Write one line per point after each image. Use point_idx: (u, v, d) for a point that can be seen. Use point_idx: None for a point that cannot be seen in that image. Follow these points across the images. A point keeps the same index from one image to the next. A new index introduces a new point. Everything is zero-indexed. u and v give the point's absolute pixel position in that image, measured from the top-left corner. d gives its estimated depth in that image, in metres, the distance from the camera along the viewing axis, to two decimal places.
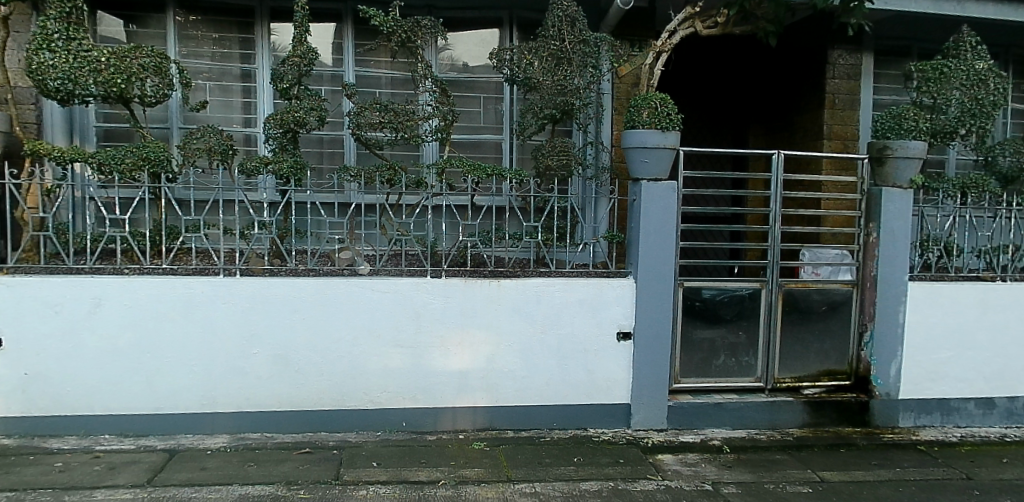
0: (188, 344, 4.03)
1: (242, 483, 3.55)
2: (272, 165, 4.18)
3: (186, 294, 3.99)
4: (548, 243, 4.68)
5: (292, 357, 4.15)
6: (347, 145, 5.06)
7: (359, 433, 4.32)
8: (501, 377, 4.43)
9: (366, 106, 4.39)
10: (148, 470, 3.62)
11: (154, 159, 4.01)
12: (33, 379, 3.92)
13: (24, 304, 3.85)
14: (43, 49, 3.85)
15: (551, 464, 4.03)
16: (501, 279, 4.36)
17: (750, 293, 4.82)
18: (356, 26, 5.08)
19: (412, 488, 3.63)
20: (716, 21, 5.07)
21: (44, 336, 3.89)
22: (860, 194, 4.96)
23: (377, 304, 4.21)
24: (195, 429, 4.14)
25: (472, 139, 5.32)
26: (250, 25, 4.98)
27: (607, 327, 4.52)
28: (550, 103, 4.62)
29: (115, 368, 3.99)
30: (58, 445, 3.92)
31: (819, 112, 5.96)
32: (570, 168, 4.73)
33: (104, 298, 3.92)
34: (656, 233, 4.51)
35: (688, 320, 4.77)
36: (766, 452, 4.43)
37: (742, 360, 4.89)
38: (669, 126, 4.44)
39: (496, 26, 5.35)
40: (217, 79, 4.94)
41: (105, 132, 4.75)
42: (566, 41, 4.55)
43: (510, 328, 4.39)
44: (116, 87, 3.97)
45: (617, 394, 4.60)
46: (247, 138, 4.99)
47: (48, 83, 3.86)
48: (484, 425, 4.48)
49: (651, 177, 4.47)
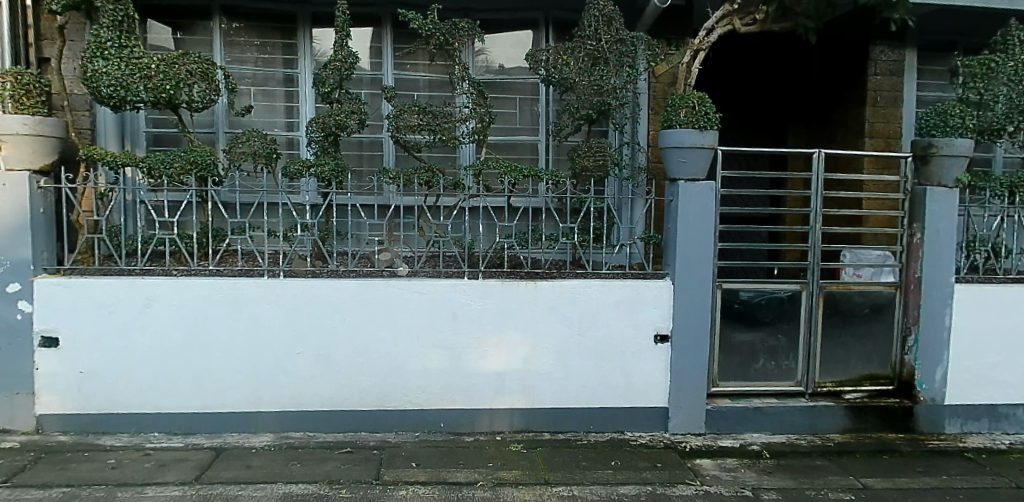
0: (234, 343, 4.11)
1: (285, 481, 3.60)
2: (314, 169, 4.21)
3: (234, 295, 4.07)
4: (584, 244, 4.66)
5: (334, 357, 4.20)
6: (386, 148, 5.11)
7: (398, 433, 4.35)
8: (538, 379, 4.42)
9: (405, 108, 4.41)
10: (196, 468, 3.70)
11: (201, 163, 4.08)
12: (88, 376, 4.05)
13: (80, 305, 3.97)
14: (97, 57, 3.96)
15: (588, 468, 4.00)
16: (538, 281, 4.35)
17: (789, 295, 4.72)
18: (395, 30, 5.13)
19: (450, 489, 3.64)
20: (755, 18, 4.98)
21: (97, 334, 4.01)
22: (904, 195, 4.82)
23: (416, 304, 4.23)
24: (242, 427, 4.21)
25: (509, 140, 5.32)
26: (293, 31, 5.05)
27: (645, 330, 4.47)
28: (586, 103, 4.61)
29: (166, 367, 4.08)
30: (111, 442, 4.03)
31: (861, 109, 5.80)
32: (606, 168, 4.69)
33: (155, 298, 4.01)
34: (694, 233, 4.44)
35: (726, 323, 4.69)
36: (807, 458, 4.32)
37: (781, 363, 4.79)
38: (707, 125, 4.37)
39: (532, 27, 5.34)
40: (261, 84, 5.03)
41: (154, 137, 4.89)
42: (603, 41, 4.52)
43: (547, 330, 4.37)
44: (164, 93, 4.06)
45: (655, 397, 4.55)
46: (290, 142, 5.07)
47: (101, 90, 3.97)
48: (521, 427, 4.47)
49: (688, 178, 4.41)
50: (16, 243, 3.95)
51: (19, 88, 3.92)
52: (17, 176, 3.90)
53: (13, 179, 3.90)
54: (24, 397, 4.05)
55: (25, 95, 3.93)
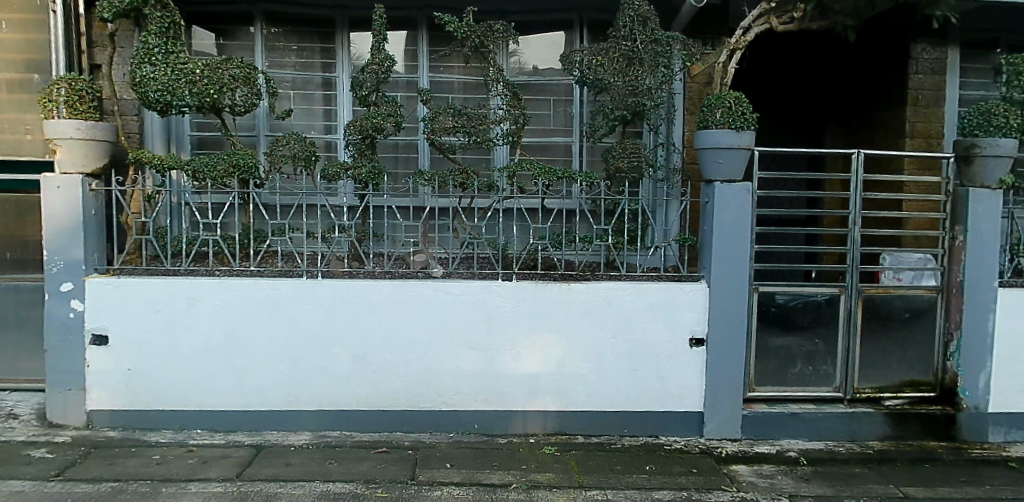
0: (274, 343, 4.18)
1: (323, 480, 3.65)
2: (351, 171, 4.27)
3: (273, 295, 4.14)
4: (618, 246, 4.63)
5: (371, 358, 4.24)
6: (421, 150, 5.15)
7: (432, 433, 4.37)
8: (572, 382, 4.40)
9: (441, 110, 4.44)
10: (237, 465, 3.77)
11: (243, 166, 4.17)
12: (135, 374, 4.16)
13: (129, 304, 4.09)
14: (145, 63, 4.07)
15: (622, 472, 3.96)
16: (572, 283, 4.33)
17: (827, 299, 4.62)
18: (430, 32, 5.16)
19: (484, 491, 3.64)
20: (792, 16, 4.89)
21: (144, 333, 4.12)
22: (945, 196, 4.67)
23: (452, 306, 4.25)
24: (281, 425, 4.28)
25: (543, 142, 5.31)
26: (331, 35, 5.12)
27: (679, 334, 4.42)
28: (621, 104, 4.57)
29: (208, 366, 4.17)
30: (156, 438, 4.13)
31: (901, 109, 5.66)
32: (640, 169, 4.65)
33: (198, 299, 4.10)
34: (730, 234, 4.37)
35: (762, 327, 4.61)
36: (845, 465, 4.22)
37: (819, 368, 4.68)
38: (744, 125, 4.29)
39: (566, 28, 5.33)
40: (301, 88, 5.11)
41: (198, 140, 4.99)
42: (638, 41, 4.48)
43: (581, 332, 4.35)
44: (209, 97, 4.16)
45: (691, 401, 4.49)
46: (328, 145, 5.15)
47: (149, 94, 4.08)
48: (555, 430, 4.45)
49: (724, 179, 4.35)
50: (70, 243, 4.08)
51: (72, 94, 4.02)
52: (70, 178, 4.03)
53: (67, 183, 4.03)
54: (75, 393, 4.18)
55: (78, 101, 4.04)
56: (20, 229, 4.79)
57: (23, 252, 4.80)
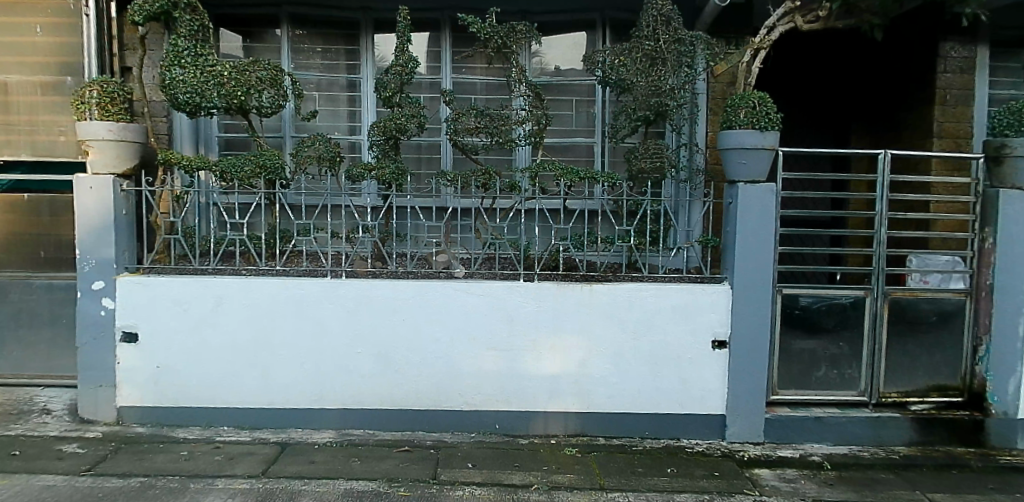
0: (299, 342, 4.22)
1: (347, 478, 3.68)
2: (375, 172, 4.29)
3: (298, 294, 4.18)
4: (640, 247, 4.60)
5: (394, 357, 4.27)
6: (444, 151, 5.17)
7: (454, 433, 4.39)
8: (594, 383, 4.39)
9: (463, 112, 4.45)
10: (263, 462, 3.81)
11: (270, 167, 4.22)
12: (164, 371, 4.23)
13: (158, 302, 4.16)
14: (175, 65, 4.13)
15: (644, 474, 3.94)
16: (593, 284, 4.31)
17: (852, 302, 4.55)
18: (453, 33, 5.18)
19: (506, 491, 3.65)
20: (817, 15, 4.83)
21: (172, 331, 4.18)
22: (974, 197, 4.58)
23: (473, 306, 4.26)
24: (305, 423, 4.33)
25: (565, 142, 5.30)
26: (356, 36, 5.16)
27: (701, 336, 4.38)
28: (644, 104, 4.54)
29: (234, 364, 4.22)
30: (184, 435, 4.19)
31: (929, 109, 5.56)
32: (663, 170, 4.62)
33: (225, 297, 4.16)
34: (754, 235, 4.32)
35: (786, 330, 4.55)
36: (870, 470, 4.15)
37: (844, 372, 4.61)
38: (768, 125, 4.24)
39: (589, 28, 5.31)
40: (326, 89, 5.16)
41: (226, 141, 5.07)
42: (661, 41, 4.46)
43: (603, 334, 4.34)
44: (236, 99, 4.21)
45: (713, 404, 4.45)
46: (352, 146, 5.20)
47: (178, 97, 4.13)
48: (576, 431, 4.44)
49: (748, 179, 4.30)
50: (101, 242, 4.16)
51: (104, 96, 4.10)
52: (102, 179, 4.11)
53: (99, 183, 4.11)
54: (106, 390, 4.27)
55: (110, 103, 4.11)
56: (53, 227, 4.88)
57: (54, 251, 4.91)
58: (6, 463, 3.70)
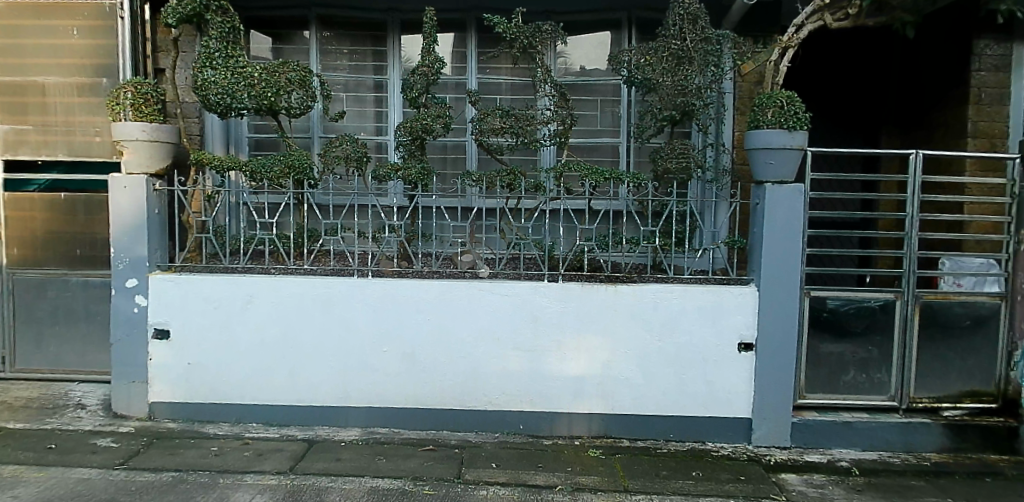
0: (326, 340, 4.26)
1: (372, 476, 3.70)
2: (401, 172, 4.32)
3: (325, 293, 4.22)
4: (666, 248, 4.56)
5: (419, 356, 4.29)
6: (470, 151, 5.18)
7: (478, 433, 4.39)
8: (618, 384, 4.36)
9: (489, 112, 4.45)
10: (290, 459, 3.86)
11: (299, 167, 4.27)
12: (195, 368, 4.30)
13: (189, 300, 4.23)
14: (206, 67, 4.20)
15: (668, 477, 3.90)
16: (618, 285, 4.29)
17: (882, 305, 4.46)
18: (480, 34, 5.19)
19: (530, 492, 3.64)
20: (847, 12, 4.74)
21: (203, 328, 4.25)
22: (1011, 198, 4.45)
23: (497, 307, 4.25)
24: (331, 421, 4.36)
25: (590, 142, 5.28)
26: (383, 37, 5.20)
27: (727, 338, 4.33)
28: (670, 104, 4.50)
29: (264, 361, 4.28)
30: (214, 430, 4.26)
31: (962, 108, 5.41)
32: (689, 170, 4.57)
33: (255, 295, 4.22)
34: (781, 236, 4.26)
35: (813, 332, 4.48)
36: (901, 477, 4.06)
37: (873, 376, 4.51)
38: (797, 125, 4.18)
39: (615, 28, 5.28)
40: (353, 90, 5.21)
41: (256, 142, 5.14)
42: (688, 40, 4.41)
43: (627, 335, 4.31)
44: (266, 100, 4.26)
45: (739, 407, 4.39)
46: (379, 146, 5.24)
47: (210, 98, 4.20)
48: (600, 433, 4.42)
49: (776, 180, 4.24)
50: (135, 240, 4.24)
51: (139, 97, 4.18)
52: (136, 178, 4.19)
53: (133, 182, 4.19)
54: (139, 385, 4.36)
55: (144, 104, 4.20)
56: (88, 227, 4.99)
57: (90, 248, 4.99)
58: (43, 456, 3.80)
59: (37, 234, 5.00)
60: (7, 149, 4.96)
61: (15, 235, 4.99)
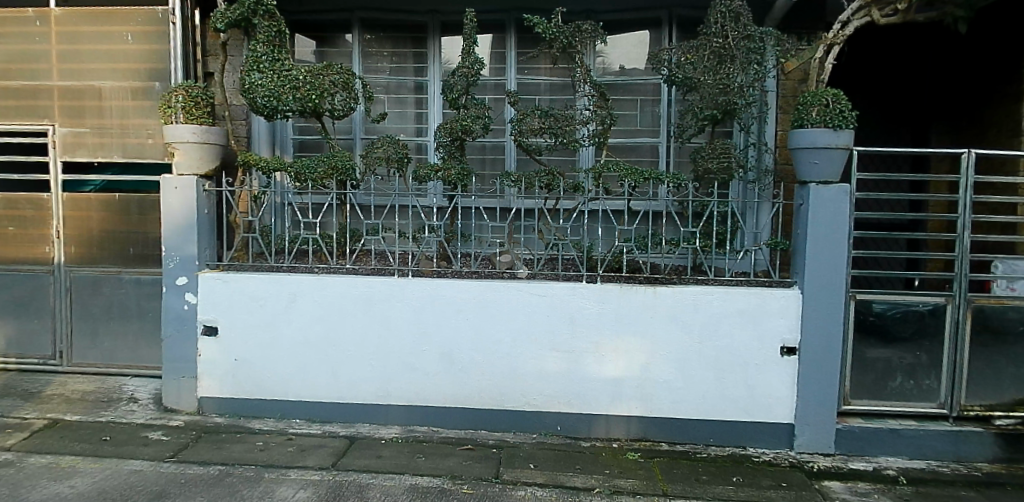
0: (367, 338, 4.32)
1: (412, 473, 3.74)
2: (441, 173, 4.34)
3: (366, 293, 4.28)
4: (706, 249, 4.49)
5: (457, 356, 4.31)
6: (509, 151, 5.20)
7: (516, 433, 4.40)
8: (657, 387, 4.31)
9: (528, 112, 4.45)
10: (332, 455, 3.92)
11: (342, 168, 4.33)
12: (241, 364, 4.41)
13: (235, 298, 4.34)
14: (254, 70, 4.31)
15: (708, 482, 3.84)
16: (657, 287, 4.24)
17: (931, 309, 4.31)
18: (519, 35, 5.20)
19: (568, 493, 3.63)
20: (896, 8, 4.59)
21: (249, 326, 4.36)
22: None
23: (535, 308, 4.25)
24: (371, 419, 4.42)
25: (629, 143, 5.25)
26: (423, 39, 5.25)
27: (769, 342, 4.24)
28: (711, 103, 4.42)
29: (306, 359, 4.36)
30: (259, 426, 4.36)
31: (1018, 106, 5.19)
32: (731, 170, 4.49)
33: (299, 294, 4.30)
34: (827, 238, 4.15)
35: (859, 337, 4.36)
36: (951, 487, 3.92)
37: (921, 383, 4.37)
38: (843, 124, 4.05)
39: (655, 26, 5.23)
40: (394, 92, 5.28)
41: (300, 143, 5.25)
42: (730, 38, 4.34)
43: (667, 337, 4.26)
44: (310, 102, 4.32)
45: (782, 413, 4.29)
46: (419, 147, 5.30)
47: (256, 100, 4.30)
48: (638, 435, 4.38)
49: (821, 181, 4.13)
50: (185, 240, 4.37)
51: (189, 100, 4.31)
52: (186, 179, 4.32)
53: (183, 183, 4.33)
54: (188, 381, 4.48)
55: (195, 107, 4.32)
56: (140, 226, 5.14)
57: (143, 248, 5.15)
58: (98, 447, 3.94)
59: (94, 232, 5.18)
60: (65, 150, 5.16)
61: (73, 233, 5.19)
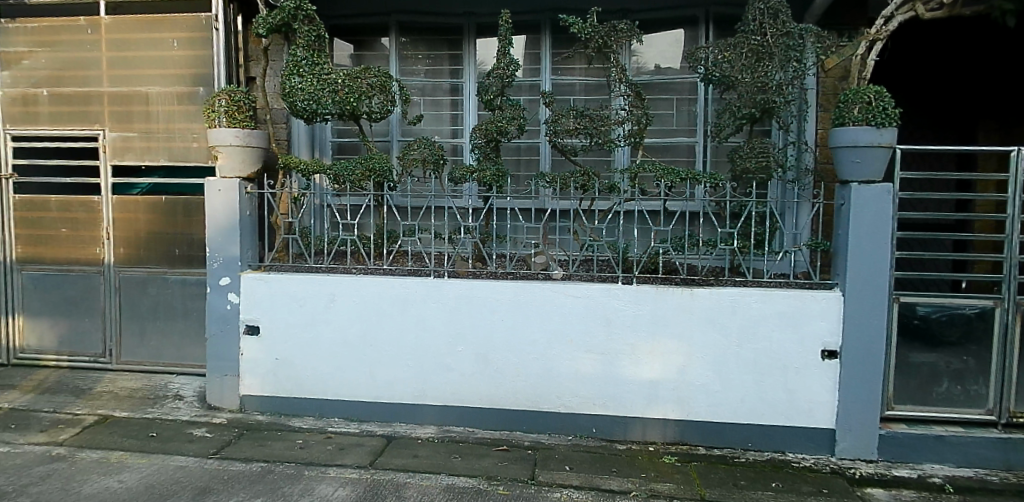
0: (404, 339, 4.35)
1: (448, 473, 3.75)
2: (476, 174, 4.36)
3: (403, 294, 4.32)
4: (744, 250, 4.42)
5: (492, 357, 4.32)
6: (543, 152, 5.20)
7: (551, 435, 4.38)
8: (694, 390, 4.25)
9: (563, 113, 4.43)
10: (370, 453, 3.97)
11: (379, 170, 4.38)
12: (281, 364, 4.48)
13: (276, 298, 4.42)
14: (294, 74, 4.39)
15: (746, 487, 3.77)
16: (694, 288, 4.18)
17: (979, 312, 4.16)
18: (554, 35, 5.19)
19: (604, 496, 3.60)
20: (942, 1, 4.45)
21: (289, 325, 4.43)
22: None
23: (570, 309, 4.23)
24: (408, 418, 4.46)
25: (665, 142, 5.20)
26: (458, 41, 5.28)
27: (810, 345, 4.15)
28: (749, 102, 4.34)
29: (344, 359, 4.42)
30: (298, 424, 4.43)
31: None
32: (770, 169, 4.40)
33: (337, 294, 4.35)
34: (870, 239, 4.04)
35: (903, 341, 4.23)
36: (1001, 497, 3.77)
37: (969, 388, 4.22)
38: (886, 121, 3.94)
39: (692, 25, 5.17)
40: (430, 94, 5.33)
41: (338, 146, 5.34)
42: (768, 35, 4.28)
43: (704, 339, 4.20)
44: (349, 105, 4.38)
45: (823, 418, 4.19)
46: (454, 149, 5.33)
47: (296, 104, 4.38)
48: (675, 439, 4.32)
49: (863, 180, 4.02)
50: (228, 241, 4.46)
51: (232, 104, 4.40)
52: (230, 181, 4.42)
53: (227, 185, 4.42)
54: (231, 379, 4.58)
55: (237, 111, 4.41)
56: (186, 227, 5.28)
57: (188, 248, 5.28)
58: (145, 443, 4.05)
59: (141, 234, 5.33)
60: (114, 155, 5.32)
61: (122, 235, 5.35)
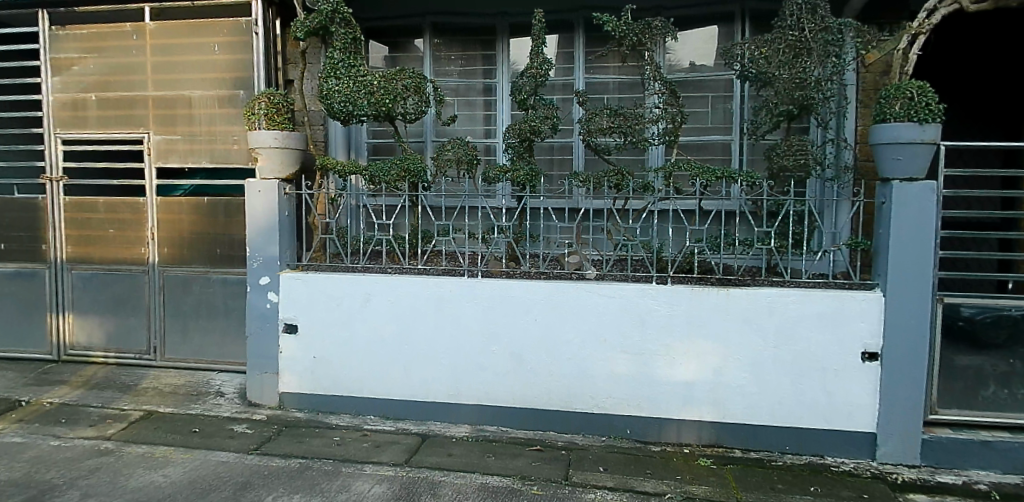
0: (438, 338, 4.38)
1: (482, 472, 3.77)
2: (510, 173, 4.36)
3: (438, 293, 4.35)
4: (781, 250, 4.35)
5: (526, 357, 4.32)
6: (577, 151, 5.18)
7: (585, 436, 4.37)
8: (731, 392, 4.19)
9: (596, 112, 4.41)
10: (405, 451, 4.00)
11: (414, 170, 4.42)
12: (319, 362, 4.55)
13: (314, 296, 4.49)
14: (331, 77, 4.45)
15: (784, 491, 3.71)
16: (730, 288, 4.12)
17: None
18: (587, 33, 5.17)
19: (639, 498, 3.58)
20: None
21: (326, 323, 4.50)
22: None
23: (604, 309, 4.21)
24: (442, 417, 4.48)
25: (700, 140, 5.14)
26: (491, 41, 5.29)
27: (851, 347, 4.05)
28: (787, 98, 4.27)
29: (380, 357, 4.46)
30: (335, 421, 4.50)
31: None
32: (809, 167, 4.31)
33: (373, 293, 4.40)
34: (913, 238, 3.93)
35: (948, 343, 4.11)
36: None
37: (1017, 392, 4.10)
38: (929, 117, 3.82)
39: (727, 21, 5.10)
40: (463, 95, 5.36)
41: (374, 147, 5.41)
42: (807, 30, 4.18)
43: (741, 340, 4.14)
44: (383, 106, 4.43)
45: (864, 421, 4.10)
46: (488, 149, 5.35)
47: (333, 106, 4.44)
48: (711, 441, 4.27)
49: (905, 177, 3.92)
50: (268, 241, 4.56)
51: (271, 107, 4.48)
52: (269, 183, 4.50)
53: (266, 187, 4.51)
54: (270, 377, 4.68)
55: (276, 113, 4.49)
56: (226, 227, 5.39)
57: (228, 248, 5.40)
58: (188, 438, 4.15)
59: (184, 234, 5.46)
60: (158, 157, 5.47)
61: (166, 235, 5.49)
